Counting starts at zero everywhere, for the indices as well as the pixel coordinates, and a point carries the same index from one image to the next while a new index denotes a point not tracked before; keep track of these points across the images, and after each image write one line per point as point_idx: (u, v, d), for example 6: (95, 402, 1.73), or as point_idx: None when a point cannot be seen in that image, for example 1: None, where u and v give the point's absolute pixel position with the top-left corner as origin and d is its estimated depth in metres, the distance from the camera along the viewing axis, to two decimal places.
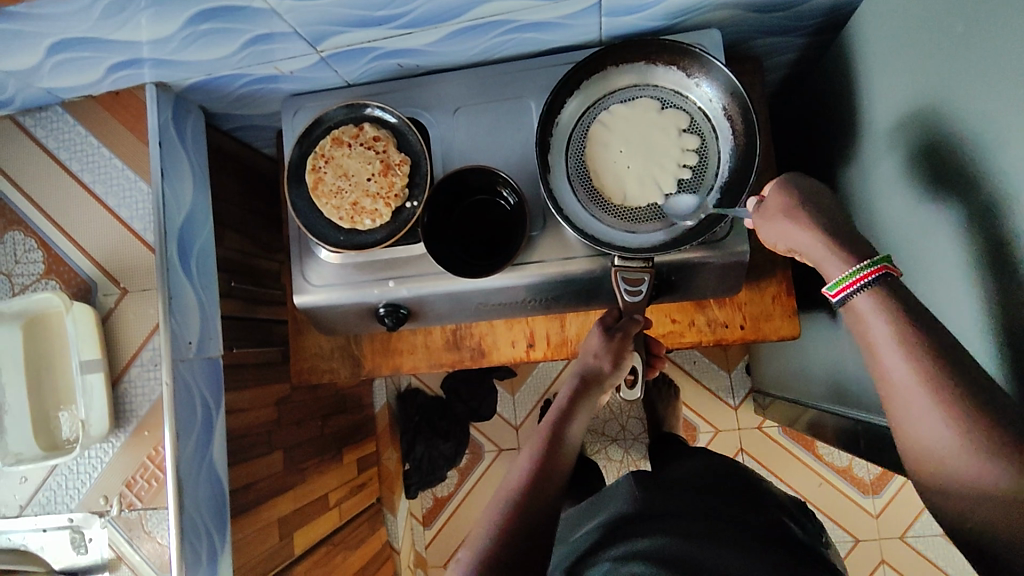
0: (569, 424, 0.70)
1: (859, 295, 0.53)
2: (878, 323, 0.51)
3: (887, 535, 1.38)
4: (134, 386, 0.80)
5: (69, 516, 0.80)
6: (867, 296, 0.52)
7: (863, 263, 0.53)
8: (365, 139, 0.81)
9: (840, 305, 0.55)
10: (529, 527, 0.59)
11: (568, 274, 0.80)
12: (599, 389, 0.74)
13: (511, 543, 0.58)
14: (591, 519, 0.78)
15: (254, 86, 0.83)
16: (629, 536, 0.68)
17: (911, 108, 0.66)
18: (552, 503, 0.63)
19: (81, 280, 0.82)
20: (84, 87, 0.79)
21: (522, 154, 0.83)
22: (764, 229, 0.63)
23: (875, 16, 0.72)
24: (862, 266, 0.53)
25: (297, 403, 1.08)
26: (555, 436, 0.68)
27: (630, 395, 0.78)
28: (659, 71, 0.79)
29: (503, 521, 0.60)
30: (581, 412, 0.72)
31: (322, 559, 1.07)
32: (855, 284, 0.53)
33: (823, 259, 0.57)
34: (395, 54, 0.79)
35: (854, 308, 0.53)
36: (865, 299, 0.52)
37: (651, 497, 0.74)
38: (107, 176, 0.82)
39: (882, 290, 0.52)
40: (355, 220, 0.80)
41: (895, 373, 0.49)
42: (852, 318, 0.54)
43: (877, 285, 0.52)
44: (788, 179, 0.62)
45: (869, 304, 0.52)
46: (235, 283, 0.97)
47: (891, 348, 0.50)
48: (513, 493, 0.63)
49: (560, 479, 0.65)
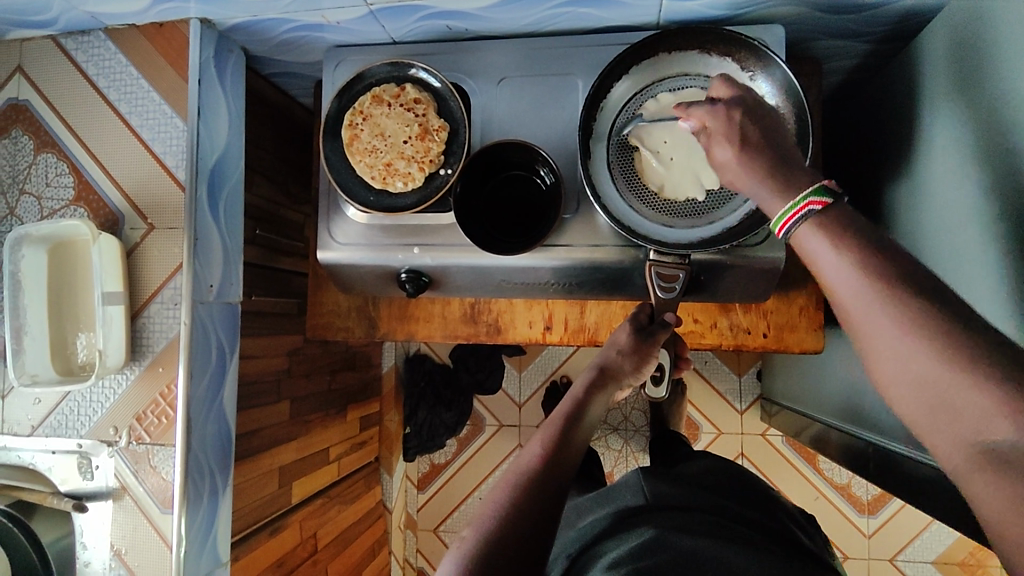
0: (585, 417, 0.70)
1: (799, 228, 0.49)
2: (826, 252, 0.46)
3: (877, 556, 1.38)
4: (152, 322, 0.81)
5: (78, 441, 0.82)
6: (811, 227, 0.48)
7: (801, 194, 0.49)
8: (405, 100, 0.79)
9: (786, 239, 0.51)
10: (533, 513, 0.59)
11: (595, 261, 0.79)
12: (616, 385, 0.74)
13: (518, 532, 0.57)
14: (597, 509, 0.75)
15: (299, 33, 0.81)
16: (645, 524, 0.65)
17: (975, 132, 0.63)
18: (559, 493, 0.62)
19: (109, 211, 0.82)
20: (129, 15, 0.77)
21: (563, 133, 0.81)
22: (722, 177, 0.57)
23: (950, 29, 0.68)
24: (802, 197, 0.49)
25: (308, 355, 1.08)
26: (573, 426, 0.68)
27: (655, 393, 0.82)
28: (713, 61, 0.76)
29: (509, 504, 0.59)
30: (596, 403, 0.72)
31: (318, 511, 1.09)
32: (794, 217, 0.49)
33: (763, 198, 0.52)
34: (445, 15, 0.77)
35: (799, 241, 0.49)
36: (806, 230, 0.48)
37: (660, 492, 0.72)
38: (143, 108, 0.81)
39: (824, 220, 0.47)
40: (387, 181, 0.79)
41: (842, 289, 0.45)
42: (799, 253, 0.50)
43: (816, 215, 0.48)
44: (710, 105, 0.57)
45: (810, 233, 0.48)
46: (259, 231, 0.96)
47: (834, 266, 0.46)
48: (522, 479, 0.62)
49: (570, 467, 0.65)
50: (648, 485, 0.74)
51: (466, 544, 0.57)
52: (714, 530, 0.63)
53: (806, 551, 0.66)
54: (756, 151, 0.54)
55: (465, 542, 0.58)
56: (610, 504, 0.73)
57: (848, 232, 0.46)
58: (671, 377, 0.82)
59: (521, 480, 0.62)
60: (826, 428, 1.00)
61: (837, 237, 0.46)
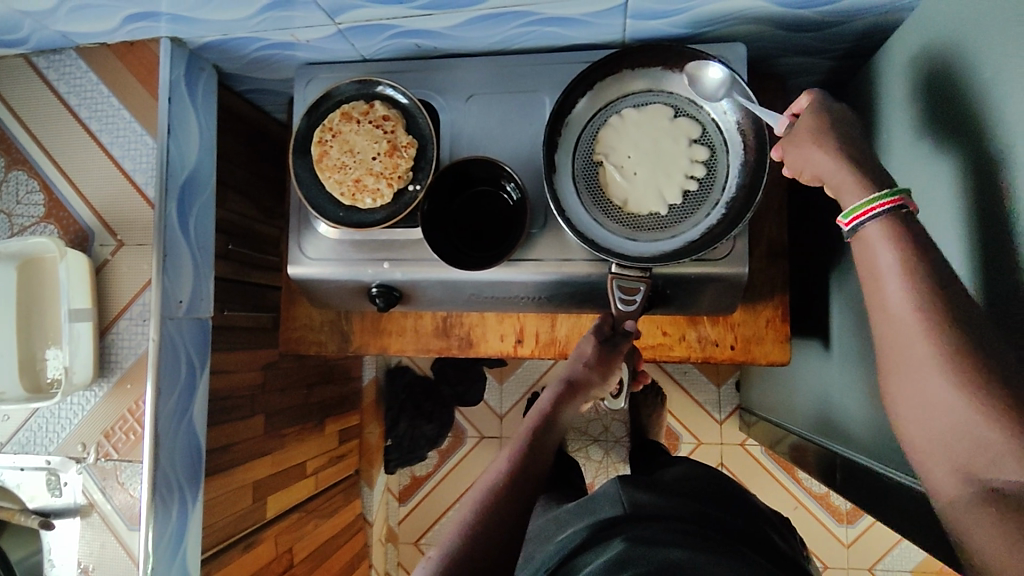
0: (554, 430, 0.73)
1: (867, 224, 0.54)
2: (889, 257, 0.51)
3: (856, 565, 1.39)
4: (122, 338, 0.81)
5: (46, 458, 0.82)
6: (879, 226, 0.53)
7: (879, 192, 0.54)
8: (373, 117, 0.80)
9: (851, 232, 0.55)
10: (494, 529, 0.60)
11: (563, 275, 0.80)
12: (584, 396, 0.77)
13: (480, 546, 0.58)
14: (575, 521, 0.75)
15: (270, 51, 0.82)
16: (619, 538, 0.66)
17: (929, 150, 0.65)
18: (520, 508, 0.64)
19: (79, 228, 0.83)
20: (99, 34, 0.78)
21: (530, 150, 0.82)
22: (790, 151, 0.64)
23: (905, 48, 0.70)
24: (879, 195, 0.53)
25: (284, 369, 1.09)
26: (538, 442, 0.71)
27: (614, 404, 0.84)
28: (676, 78, 0.77)
29: (474, 521, 0.61)
30: (562, 419, 0.75)
31: (293, 525, 1.09)
32: (868, 212, 0.53)
33: (842, 189, 0.57)
34: (414, 33, 0.78)
35: (864, 236, 0.54)
36: (876, 226, 0.53)
37: (639, 501, 0.72)
38: (114, 126, 0.82)
39: (894, 220, 0.52)
40: (356, 198, 0.80)
41: (890, 299, 0.50)
42: (859, 246, 0.54)
43: (887, 215, 0.53)
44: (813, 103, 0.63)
45: (879, 231, 0.53)
46: (232, 246, 0.97)
47: (893, 275, 0.50)
48: (489, 495, 0.64)
49: (535, 480, 0.67)
50: (627, 494, 0.74)
51: (431, 564, 0.58)
52: (687, 536, 0.64)
53: (782, 556, 0.67)
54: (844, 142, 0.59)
55: (429, 560, 0.58)
56: (587, 517, 0.73)
57: (915, 244, 0.51)
58: (629, 390, 0.83)
59: (484, 498, 0.64)
60: (799, 439, 1.00)
61: (906, 247, 0.51)
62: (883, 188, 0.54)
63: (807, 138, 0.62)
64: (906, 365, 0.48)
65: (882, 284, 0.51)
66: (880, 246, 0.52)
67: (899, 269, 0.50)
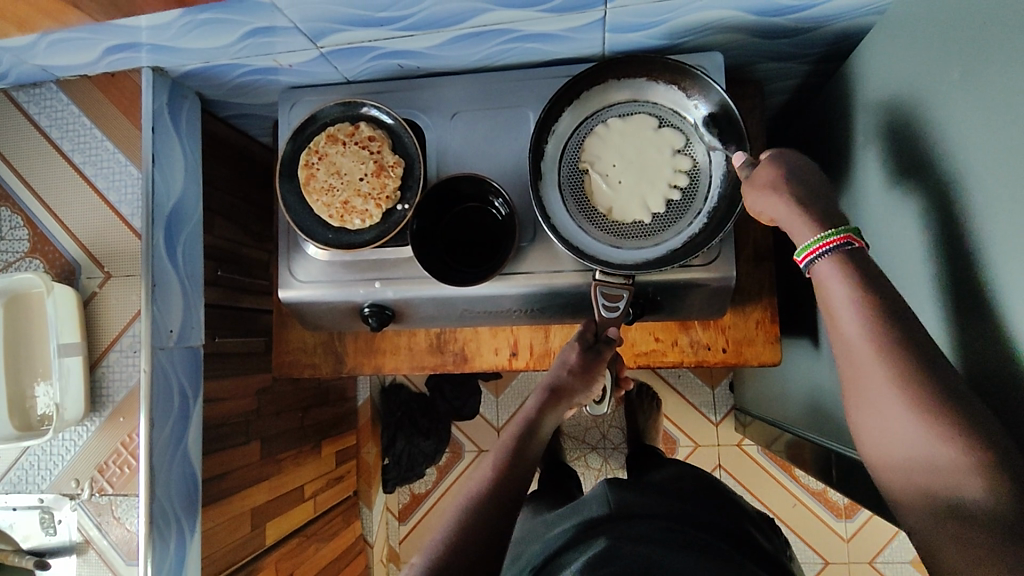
0: (538, 435, 0.75)
1: (821, 260, 0.55)
2: (839, 287, 0.53)
3: (856, 559, 1.40)
4: (112, 371, 0.80)
5: (39, 496, 0.80)
6: (829, 262, 0.55)
7: (827, 231, 0.56)
8: (359, 138, 0.80)
9: (805, 269, 0.57)
10: (479, 542, 0.61)
11: (554, 286, 0.80)
12: (568, 403, 0.78)
13: (459, 549, 0.60)
14: (565, 519, 0.74)
15: (253, 76, 0.82)
16: (603, 536, 0.66)
17: (899, 150, 0.66)
18: (506, 514, 0.65)
19: (65, 262, 0.82)
20: (80, 66, 0.78)
21: (515, 164, 0.83)
22: (750, 196, 0.64)
23: (875, 51, 0.72)
24: (827, 233, 0.55)
25: (278, 393, 1.08)
26: (519, 451, 0.72)
27: (598, 409, 0.83)
28: (660, 88, 0.78)
29: (457, 528, 0.62)
30: (546, 423, 0.76)
31: (294, 550, 1.08)
32: (817, 250, 0.55)
33: (793, 226, 0.59)
34: (396, 54, 0.79)
35: (817, 272, 0.56)
36: (827, 263, 0.55)
37: (626, 501, 0.72)
38: (98, 158, 0.82)
39: (841, 258, 0.54)
40: (344, 219, 0.80)
41: (849, 335, 0.52)
42: (815, 283, 0.56)
43: (837, 252, 0.55)
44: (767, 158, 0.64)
45: (830, 268, 0.55)
46: (221, 272, 0.96)
47: (847, 310, 0.52)
48: (472, 500, 0.66)
49: (518, 487, 0.69)
50: (614, 494, 0.74)
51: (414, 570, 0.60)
52: (679, 538, 0.64)
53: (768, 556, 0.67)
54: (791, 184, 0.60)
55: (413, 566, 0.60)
56: (576, 515, 0.73)
57: (864, 279, 0.53)
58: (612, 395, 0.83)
59: (466, 504, 0.66)
60: (794, 438, 1.01)
61: (856, 283, 0.53)
62: (833, 226, 0.56)
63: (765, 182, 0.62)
64: (869, 400, 0.51)
65: (839, 320, 0.53)
66: (828, 280, 0.54)
67: (849, 302, 0.52)
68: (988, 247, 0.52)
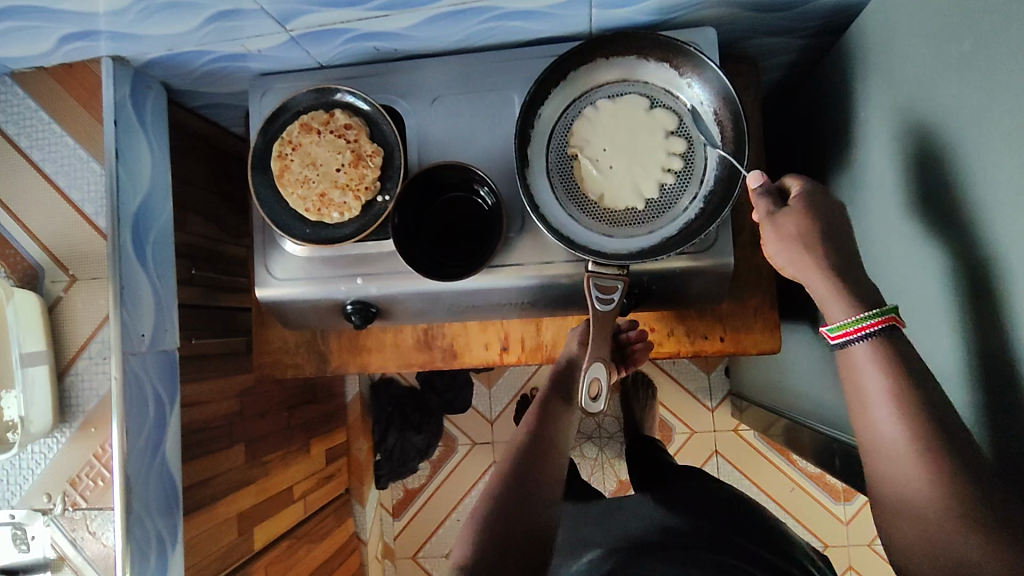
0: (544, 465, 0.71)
1: (856, 341, 0.55)
2: (873, 376, 0.53)
3: (854, 542, 1.39)
4: (81, 379, 0.76)
5: (10, 513, 0.76)
6: (866, 345, 0.54)
7: (866, 311, 0.55)
8: (335, 127, 0.76)
9: (838, 347, 0.56)
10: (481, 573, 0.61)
11: (545, 278, 0.77)
12: None
13: None
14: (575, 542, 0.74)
15: (220, 63, 0.77)
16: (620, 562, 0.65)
17: (904, 127, 0.63)
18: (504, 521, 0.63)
19: (27, 265, 0.77)
20: (33, 57, 0.73)
21: (501, 150, 0.79)
22: (775, 246, 0.62)
23: (875, 24, 0.68)
24: (867, 314, 0.54)
25: (262, 393, 1.04)
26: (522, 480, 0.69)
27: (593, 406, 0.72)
28: (651, 66, 0.74)
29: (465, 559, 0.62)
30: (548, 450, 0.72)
31: (284, 553, 1.05)
32: (857, 332, 0.54)
33: (826, 299, 0.58)
34: (371, 36, 0.74)
35: (851, 354, 0.55)
36: (863, 347, 0.54)
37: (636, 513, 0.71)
38: (57, 154, 0.77)
39: (883, 342, 0.54)
40: (322, 213, 0.76)
41: (879, 425, 0.52)
42: (845, 366, 0.56)
43: (877, 335, 0.54)
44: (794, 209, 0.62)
45: (866, 354, 0.54)
46: (196, 271, 0.92)
47: (881, 403, 0.52)
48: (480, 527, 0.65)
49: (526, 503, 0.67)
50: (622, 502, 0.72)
51: None
52: None
53: None
54: (822, 245, 0.60)
55: None
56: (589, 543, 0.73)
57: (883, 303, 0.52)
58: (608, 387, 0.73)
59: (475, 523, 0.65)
60: (794, 424, 0.99)
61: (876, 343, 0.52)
62: (872, 306, 0.55)
63: (794, 234, 0.61)
64: (891, 481, 0.51)
65: (872, 412, 0.53)
66: (862, 368, 0.54)
67: (886, 395, 0.52)
68: (1000, 230, 0.49)
